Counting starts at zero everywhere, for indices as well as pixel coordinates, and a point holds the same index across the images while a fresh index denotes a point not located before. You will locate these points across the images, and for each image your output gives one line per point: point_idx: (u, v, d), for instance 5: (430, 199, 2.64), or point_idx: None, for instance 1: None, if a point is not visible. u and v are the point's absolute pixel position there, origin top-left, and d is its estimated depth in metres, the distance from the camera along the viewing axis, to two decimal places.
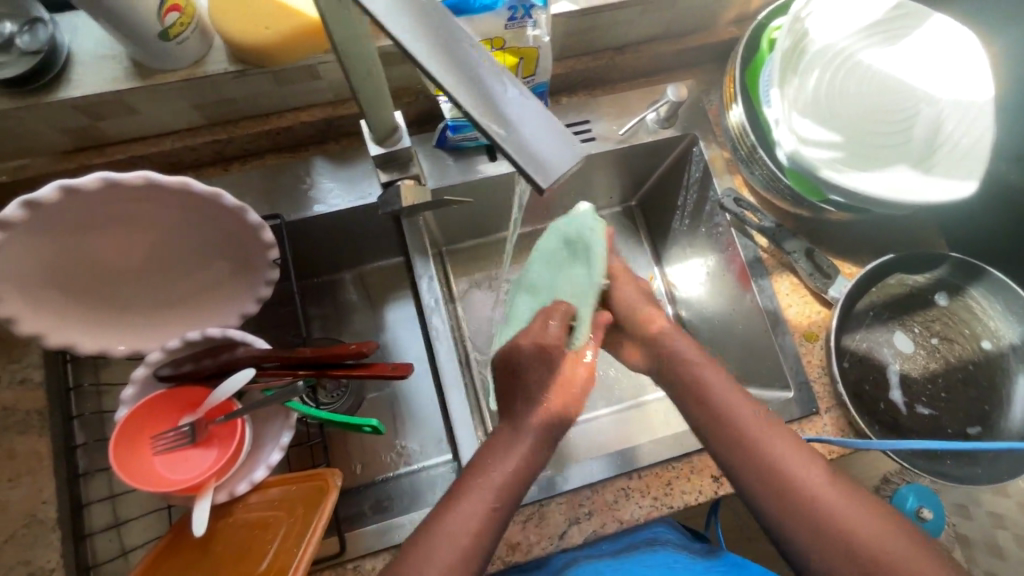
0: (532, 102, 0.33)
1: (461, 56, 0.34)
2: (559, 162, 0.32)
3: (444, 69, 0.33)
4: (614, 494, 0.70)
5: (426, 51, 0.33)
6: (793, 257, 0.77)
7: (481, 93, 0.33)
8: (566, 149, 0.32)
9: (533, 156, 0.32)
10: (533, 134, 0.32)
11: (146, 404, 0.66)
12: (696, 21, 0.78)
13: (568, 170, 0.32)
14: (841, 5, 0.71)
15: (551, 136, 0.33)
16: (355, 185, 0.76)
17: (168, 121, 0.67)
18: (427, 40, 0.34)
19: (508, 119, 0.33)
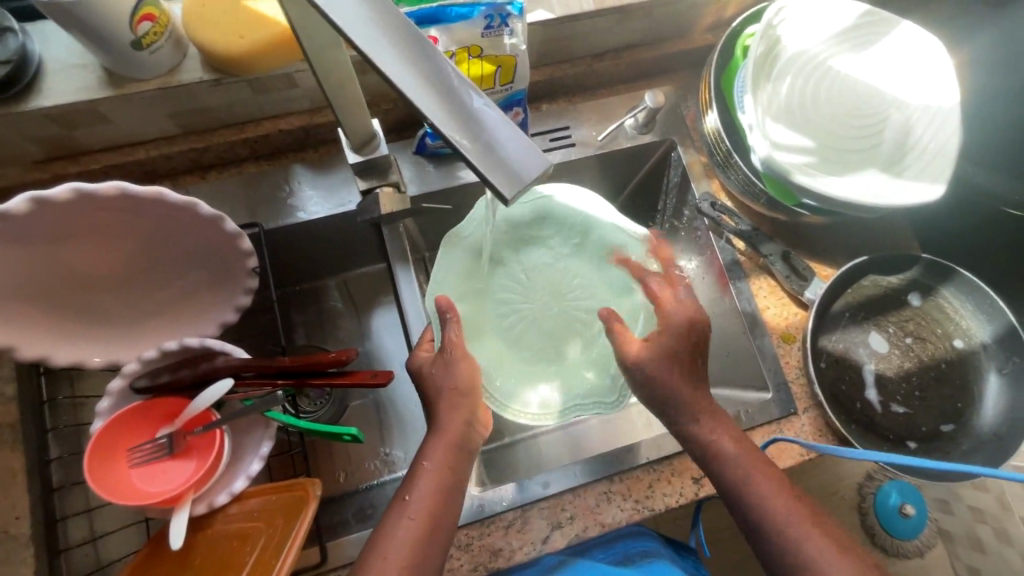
0: (497, 110, 0.34)
1: (426, 66, 0.34)
2: (525, 172, 0.33)
3: (407, 79, 0.33)
4: (596, 498, 0.70)
5: (389, 61, 0.33)
6: (770, 260, 0.78)
7: (446, 104, 0.33)
8: (532, 158, 0.33)
9: (500, 166, 0.32)
10: (497, 146, 0.33)
11: (122, 416, 0.65)
12: (672, 28, 0.80)
13: (535, 178, 0.33)
14: (812, 14, 0.73)
15: (516, 146, 0.33)
16: (334, 192, 0.76)
17: (143, 130, 0.66)
18: (392, 51, 0.34)
19: (474, 130, 0.33)
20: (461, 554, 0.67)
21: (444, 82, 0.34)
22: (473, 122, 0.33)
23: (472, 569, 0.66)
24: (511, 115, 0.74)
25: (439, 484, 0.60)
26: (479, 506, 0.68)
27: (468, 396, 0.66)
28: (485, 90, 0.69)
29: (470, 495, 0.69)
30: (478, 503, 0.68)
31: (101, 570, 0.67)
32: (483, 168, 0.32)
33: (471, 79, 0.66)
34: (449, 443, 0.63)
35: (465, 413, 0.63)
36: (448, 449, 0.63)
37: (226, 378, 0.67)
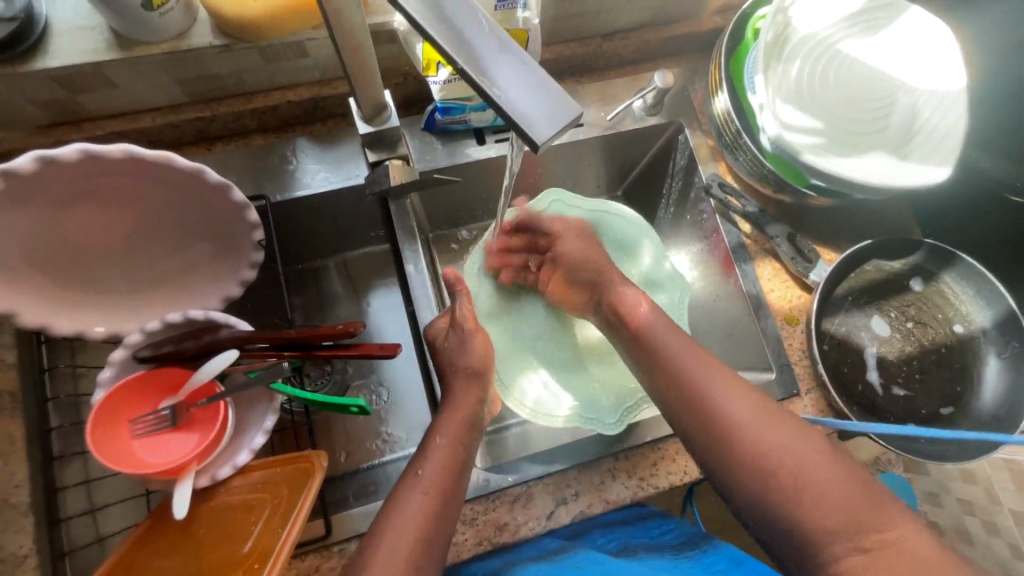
0: (529, 59, 0.34)
1: (459, 16, 0.34)
2: (556, 119, 0.32)
3: (441, 30, 0.33)
4: (601, 475, 0.70)
5: (423, 10, 0.34)
6: (776, 242, 0.78)
7: (476, 50, 0.33)
8: (564, 105, 0.32)
9: (530, 111, 0.32)
10: (527, 93, 0.32)
11: (125, 387, 0.65)
12: (682, 9, 0.80)
13: (565, 126, 0.33)
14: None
15: (547, 92, 0.33)
16: (341, 166, 0.75)
17: (148, 96, 0.65)
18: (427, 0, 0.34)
19: (503, 78, 0.33)
20: (465, 528, 0.67)
21: (476, 28, 0.34)
22: (504, 67, 0.33)
23: (476, 544, 0.66)
24: None
25: (445, 455, 0.60)
26: (485, 481, 0.68)
27: (474, 374, 0.67)
28: None
29: (476, 470, 0.69)
30: (484, 478, 0.68)
31: (101, 542, 0.67)
32: (511, 113, 0.32)
33: None
34: (454, 417, 0.63)
35: (476, 390, 0.66)
36: (454, 422, 0.63)
37: (231, 349, 0.66)
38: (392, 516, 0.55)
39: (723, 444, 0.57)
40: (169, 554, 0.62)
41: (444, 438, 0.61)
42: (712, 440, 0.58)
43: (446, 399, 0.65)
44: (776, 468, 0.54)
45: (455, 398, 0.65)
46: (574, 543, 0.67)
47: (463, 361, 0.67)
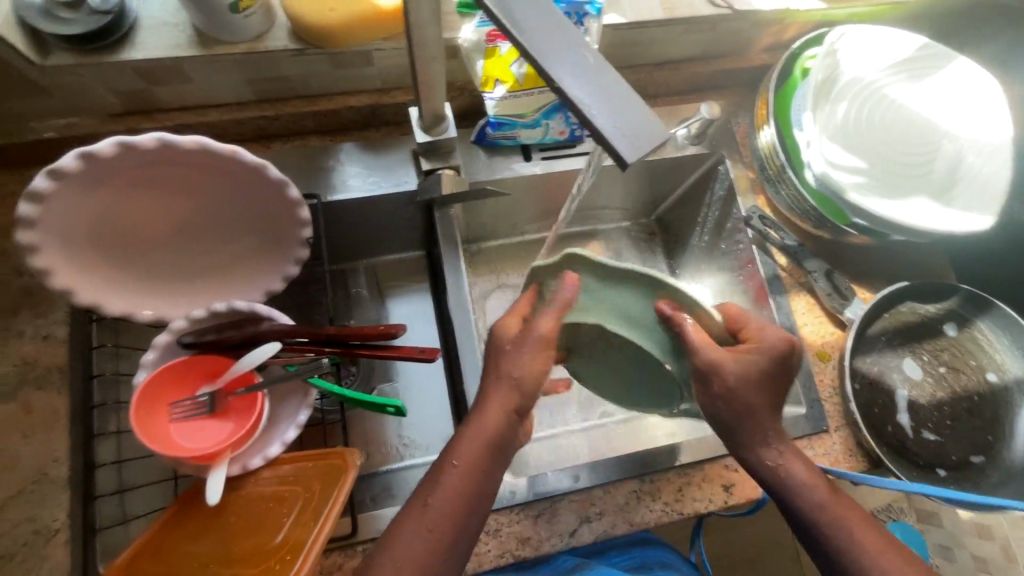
0: (620, 82, 0.35)
1: (557, 37, 0.35)
2: (645, 140, 0.33)
3: (538, 49, 0.35)
4: (626, 496, 0.70)
5: (524, 28, 0.35)
6: (813, 276, 0.79)
7: (572, 68, 0.35)
8: (652, 127, 0.34)
9: (619, 130, 0.33)
10: (618, 114, 0.34)
11: (166, 371, 0.66)
12: (732, 44, 0.82)
13: (650, 147, 0.34)
14: (872, 41, 0.75)
15: (638, 114, 0.34)
16: (391, 171, 0.76)
17: (219, 93, 0.68)
18: (527, 18, 0.35)
19: (595, 96, 0.34)
20: (489, 539, 0.67)
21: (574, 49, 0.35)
22: (598, 87, 0.34)
23: (498, 555, 0.66)
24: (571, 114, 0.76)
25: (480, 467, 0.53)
26: (511, 492, 0.68)
27: (515, 384, 0.54)
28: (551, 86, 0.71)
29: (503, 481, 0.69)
30: (510, 490, 0.68)
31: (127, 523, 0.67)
32: (601, 129, 0.33)
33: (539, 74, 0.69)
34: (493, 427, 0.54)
35: (510, 404, 0.54)
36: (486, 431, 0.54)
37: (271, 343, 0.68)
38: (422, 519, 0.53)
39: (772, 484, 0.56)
40: (198, 540, 0.62)
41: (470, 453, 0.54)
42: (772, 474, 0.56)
43: (481, 412, 0.54)
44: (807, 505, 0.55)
45: (489, 411, 0.54)
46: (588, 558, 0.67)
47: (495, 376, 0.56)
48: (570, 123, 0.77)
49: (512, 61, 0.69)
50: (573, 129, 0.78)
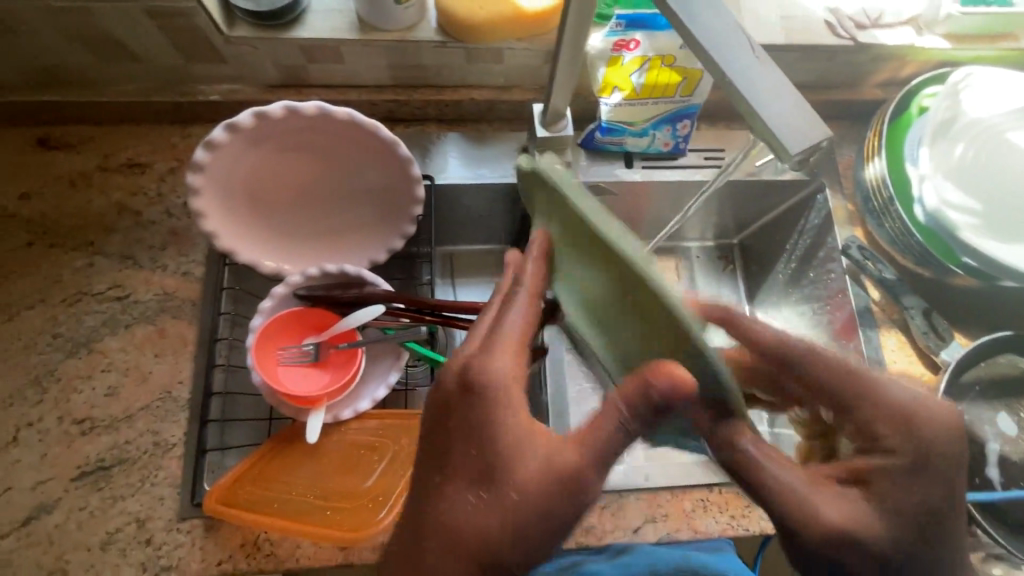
0: (788, 86, 0.39)
1: (734, 41, 0.39)
2: (808, 138, 0.37)
3: (716, 50, 0.39)
4: (692, 503, 0.71)
5: (703, 31, 0.39)
6: (910, 312, 0.79)
7: (743, 68, 0.39)
8: (816, 128, 0.38)
9: (788, 130, 0.38)
10: (786, 113, 0.38)
11: (280, 319, 0.72)
12: (847, 77, 0.83)
13: (812, 147, 0.38)
14: (998, 84, 0.73)
15: (803, 115, 0.38)
16: (499, 162, 0.80)
17: (362, 75, 0.75)
18: (705, 21, 0.39)
19: (763, 96, 0.38)
20: None
21: (748, 53, 0.39)
22: (770, 90, 0.38)
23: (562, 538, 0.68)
24: (678, 126, 0.78)
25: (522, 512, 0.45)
26: None
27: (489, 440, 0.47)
28: (665, 98, 0.74)
29: None
30: None
31: None
32: (772, 127, 0.38)
33: (657, 85, 0.72)
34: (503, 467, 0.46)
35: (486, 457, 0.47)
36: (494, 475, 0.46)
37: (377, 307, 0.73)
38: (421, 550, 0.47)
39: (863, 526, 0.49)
40: (297, 472, 0.68)
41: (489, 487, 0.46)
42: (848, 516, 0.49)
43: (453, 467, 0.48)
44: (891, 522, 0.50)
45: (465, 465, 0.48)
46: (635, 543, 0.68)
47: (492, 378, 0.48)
48: (676, 136, 0.80)
49: (633, 72, 0.72)
50: (678, 141, 0.81)
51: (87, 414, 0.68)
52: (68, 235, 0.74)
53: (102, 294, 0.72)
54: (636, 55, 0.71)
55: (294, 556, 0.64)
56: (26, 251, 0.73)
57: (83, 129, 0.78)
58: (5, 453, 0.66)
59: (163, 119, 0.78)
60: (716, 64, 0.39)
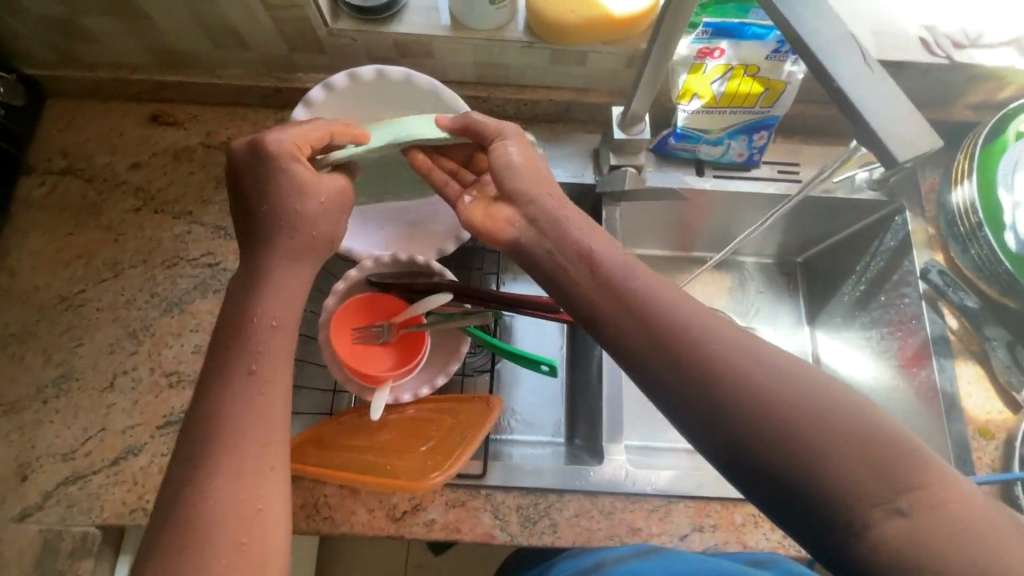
0: (900, 93, 0.39)
1: (843, 46, 0.40)
2: (913, 143, 0.37)
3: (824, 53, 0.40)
4: (743, 517, 0.70)
5: (810, 35, 0.40)
6: (991, 344, 0.75)
7: (849, 70, 0.39)
8: (923, 135, 0.38)
9: (897, 134, 0.38)
10: (892, 118, 0.38)
11: (354, 300, 0.77)
12: (937, 97, 0.80)
13: (920, 152, 0.38)
14: None
15: (911, 123, 0.38)
16: (571, 162, 0.82)
17: (448, 71, 0.79)
18: (814, 26, 0.41)
19: (867, 98, 0.38)
20: (601, 519, 0.69)
21: (859, 62, 0.40)
22: (879, 95, 0.39)
23: (608, 536, 0.69)
24: (754, 137, 0.78)
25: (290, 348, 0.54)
26: (630, 481, 0.71)
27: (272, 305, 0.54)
28: (743, 108, 0.75)
29: (624, 468, 0.72)
30: (630, 478, 0.71)
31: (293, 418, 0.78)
32: (880, 128, 0.38)
33: (736, 96, 0.73)
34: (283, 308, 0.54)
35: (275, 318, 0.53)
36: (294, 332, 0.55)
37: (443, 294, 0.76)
38: (228, 376, 0.50)
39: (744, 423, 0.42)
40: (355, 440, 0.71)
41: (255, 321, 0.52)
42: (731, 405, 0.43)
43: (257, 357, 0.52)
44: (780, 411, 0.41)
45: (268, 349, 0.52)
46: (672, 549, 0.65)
47: (302, 187, 0.55)
48: (751, 147, 0.80)
49: (714, 78, 0.73)
50: (752, 152, 0.81)
51: (175, 369, 0.74)
52: (171, 203, 0.81)
53: (195, 260, 0.78)
54: (720, 63, 0.71)
55: (349, 522, 0.68)
56: (133, 215, 0.80)
57: (191, 108, 0.85)
58: (103, 397, 0.72)
59: (262, 103, 0.84)
60: (825, 70, 0.40)
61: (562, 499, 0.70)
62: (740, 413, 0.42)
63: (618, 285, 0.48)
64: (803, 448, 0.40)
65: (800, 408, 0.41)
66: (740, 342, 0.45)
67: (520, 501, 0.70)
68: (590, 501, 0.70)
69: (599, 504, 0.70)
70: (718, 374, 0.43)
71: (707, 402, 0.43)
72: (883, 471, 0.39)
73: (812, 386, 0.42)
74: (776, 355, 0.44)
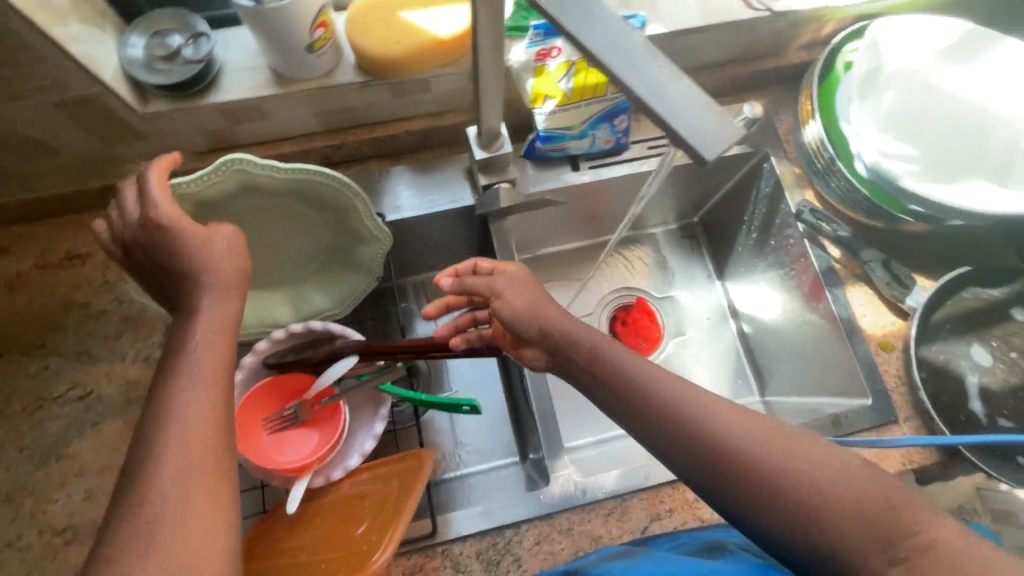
0: (695, 84, 0.39)
1: (636, 50, 0.39)
2: (717, 137, 0.37)
3: (617, 63, 0.39)
4: (694, 493, 0.71)
5: (601, 45, 0.39)
6: (870, 266, 0.80)
7: (644, 73, 0.39)
8: (725, 128, 0.37)
9: (700, 129, 0.37)
10: (694, 115, 0.38)
11: (258, 389, 0.70)
12: (772, 45, 0.83)
13: (727, 144, 0.37)
14: (911, 33, 0.75)
15: (713, 117, 0.38)
16: (447, 189, 0.79)
17: (291, 126, 0.74)
18: (604, 35, 0.40)
19: (665, 101, 0.38)
20: (562, 538, 0.69)
21: (650, 59, 0.39)
22: (676, 92, 0.38)
23: (572, 554, 0.68)
24: (615, 122, 0.78)
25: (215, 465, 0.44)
26: (581, 492, 0.70)
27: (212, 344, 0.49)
28: (597, 98, 0.74)
29: (573, 481, 0.71)
30: (580, 489, 0.70)
31: None
32: (682, 126, 0.37)
33: (585, 88, 0.73)
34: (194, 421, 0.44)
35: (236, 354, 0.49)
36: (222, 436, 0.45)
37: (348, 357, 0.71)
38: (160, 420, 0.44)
39: (742, 491, 0.47)
40: (290, 539, 0.67)
41: (154, 433, 0.44)
42: (721, 465, 0.48)
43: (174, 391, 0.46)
44: (769, 474, 0.46)
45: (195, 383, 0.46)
46: (636, 546, 0.64)
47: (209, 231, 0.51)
48: (616, 132, 0.80)
49: (560, 77, 0.73)
50: (618, 136, 0.81)
51: (68, 523, 0.66)
52: (16, 340, 0.72)
53: (62, 395, 0.70)
54: (561, 61, 0.72)
55: None
56: None
57: (14, 229, 0.75)
58: None
59: (96, 205, 0.76)
60: (621, 77, 0.39)
61: (519, 531, 0.69)
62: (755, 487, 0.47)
63: (628, 382, 0.54)
64: (816, 514, 0.44)
65: (815, 479, 0.45)
66: (716, 403, 0.51)
67: (479, 547, 0.68)
68: (547, 524, 0.69)
69: (556, 524, 0.69)
70: (739, 459, 0.48)
71: (729, 485, 0.48)
72: (869, 527, 0.43)
73: (833, 462, 0.46)
74: (749, 426, 0.49)
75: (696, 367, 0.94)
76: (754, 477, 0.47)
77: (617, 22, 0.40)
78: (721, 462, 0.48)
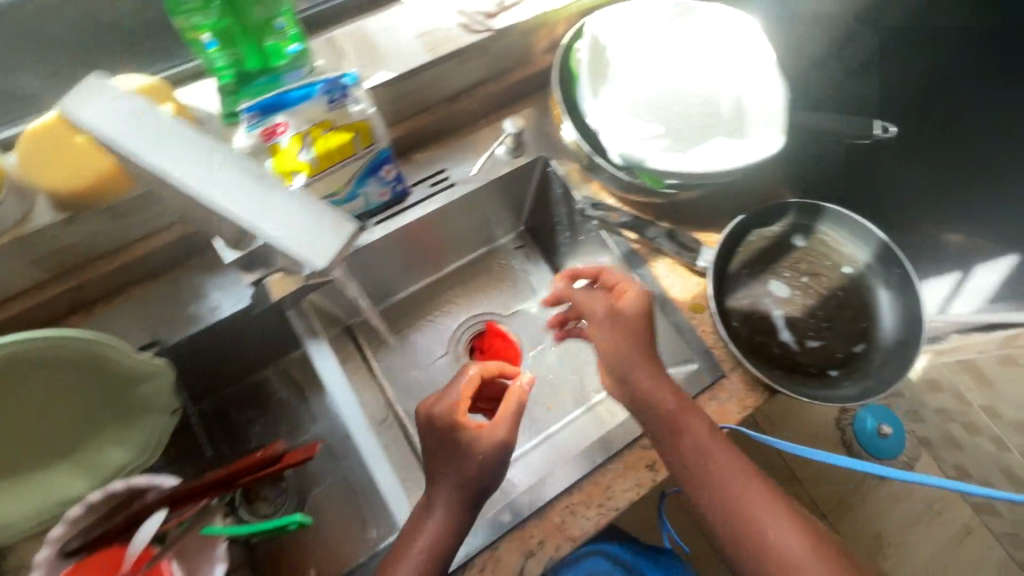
0: (299, 200, 0.49)
1: (250, 190, 0.49)
2: (323, 246, 0.47)
3: (238, 207, 0.48)
4: (560, 514, 0.70)
5: (220, 194, 0.48)
6: (658, 241, 0.83)
7: (258, 211, 0.48)
8: (329, 237, 0.48)
9: (309, 241, 0.47)
10: (301, 233, 0.48)
11: None
12: (513, 58, 0.87)
13: (331, 252, 0.47)
14: (620, 24, 0.80)
15: (320, 228, 0.48)
16: (229, 289, 0.76)
17: (20, 279, 0.67)
18: (222, 185, 0.48)
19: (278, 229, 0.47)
20: None
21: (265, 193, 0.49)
22: (284, 218, 0.48)
23: None
24: (382, 173, 0.76)
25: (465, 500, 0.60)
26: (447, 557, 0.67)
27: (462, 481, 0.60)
28: (350, 158, 0.71)
29: None
30: None
31: None
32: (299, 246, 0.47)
33: (333, 151, 0.68)
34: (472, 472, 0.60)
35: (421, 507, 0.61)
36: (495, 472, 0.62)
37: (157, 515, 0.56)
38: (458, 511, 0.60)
39: (736, 544, 0.61)
40: None
41: (411, 549, 0.59)
42: (736, 535, 0.61)
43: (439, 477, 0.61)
44: (766, 540, 0.59)
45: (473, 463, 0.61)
46: None
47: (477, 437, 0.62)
48: (388, 182, 0.78)
49: (298, 151, 0.66)
50: (392, 185, 0.79)
51: None
52: None
53: None
54: (292, 136, 0.66)
55: None
56: None
57: None
58: None
59: None
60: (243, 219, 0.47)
61: None
62: (760, 556, 0.59)
63: (702, 468, 0.63)
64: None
65: (789, 551, 0.59)
66: (746, 466, 0.64)
67: None
68: None
69: None
70: (747, 522, 0.60)
71: (740, 545, 0.60)
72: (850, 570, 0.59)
73: (803, 539, 0.59)
74: (760, 502, 0.61)
75: (576, 373, 0.90)
76: (754, 535, 0.60)
77: (235, 171, 0.49)
78: (744, 535, 0.60)
